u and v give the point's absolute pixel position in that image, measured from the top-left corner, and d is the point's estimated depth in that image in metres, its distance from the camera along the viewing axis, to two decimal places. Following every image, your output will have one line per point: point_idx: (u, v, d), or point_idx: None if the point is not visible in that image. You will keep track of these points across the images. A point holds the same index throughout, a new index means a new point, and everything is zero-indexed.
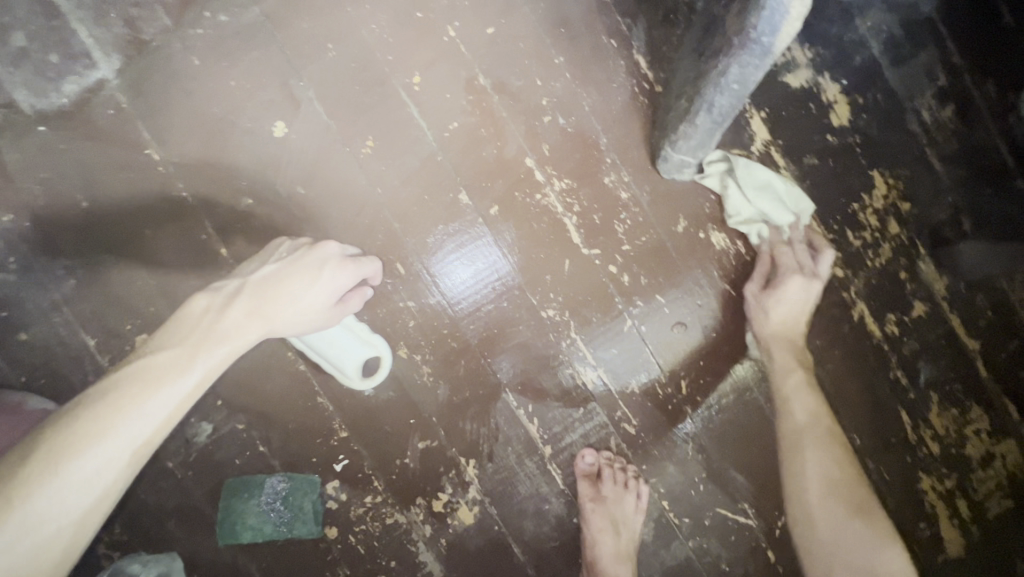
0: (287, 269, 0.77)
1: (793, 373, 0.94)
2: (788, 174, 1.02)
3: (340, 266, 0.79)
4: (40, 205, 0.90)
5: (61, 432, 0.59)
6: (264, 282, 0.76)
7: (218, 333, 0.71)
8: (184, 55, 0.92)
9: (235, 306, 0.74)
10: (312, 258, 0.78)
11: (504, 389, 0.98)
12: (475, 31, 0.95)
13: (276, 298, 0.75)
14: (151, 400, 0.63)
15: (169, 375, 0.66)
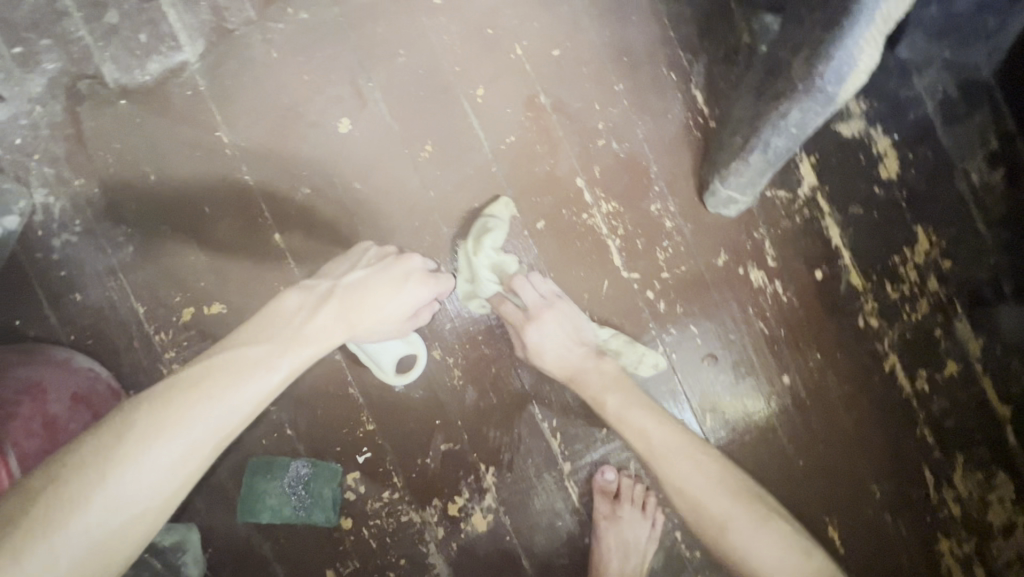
0: (376, 277, 0.76)
1: (682, 372, 0.96)
2: (832, 220, 1.03)
3: (422, 280, 0.78)
4: (108, 173, 0.94)
5: (149, 418, 0.59)
6: (354, 287, 0.75)
7: (308, 337, 0.70)
8: (262, 46, 0.95)
9: (324, 309, 0.73)
10: (400, 269, 0.78)
11: (530, 401, 1.00)
12: (542, 51, 0.99)
13: (364, 305, 0.74)
14: (238, 397, 0.63)
15: (256, 374, 0.65)
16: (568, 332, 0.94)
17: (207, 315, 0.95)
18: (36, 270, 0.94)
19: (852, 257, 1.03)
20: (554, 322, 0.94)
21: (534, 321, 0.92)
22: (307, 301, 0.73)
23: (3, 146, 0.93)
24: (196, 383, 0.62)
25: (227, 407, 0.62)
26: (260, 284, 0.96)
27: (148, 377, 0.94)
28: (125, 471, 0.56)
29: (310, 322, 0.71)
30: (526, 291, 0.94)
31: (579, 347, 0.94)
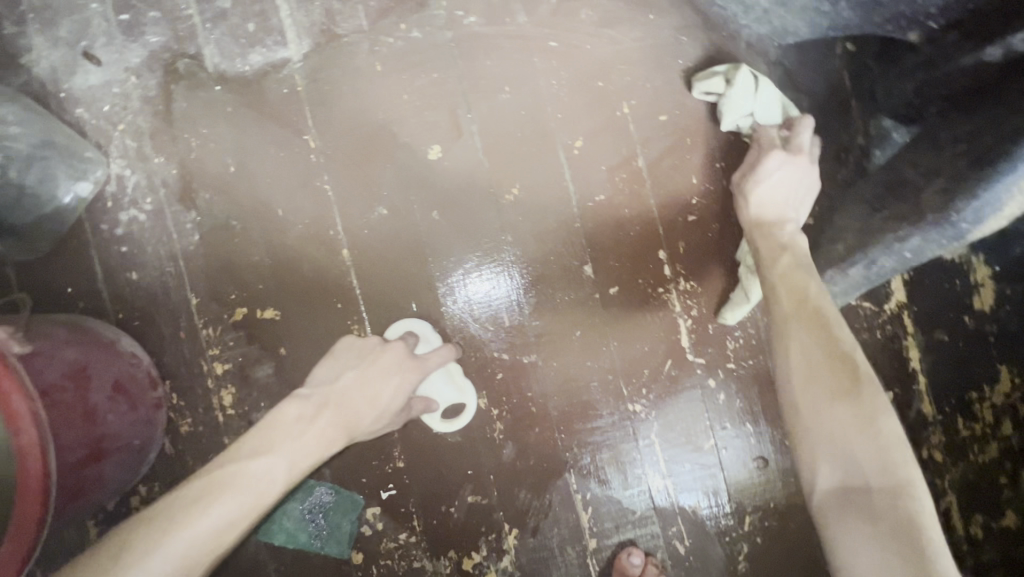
0: (367, 375, 0.77)
1: (780, 256, 0.79)
2: (914, 342, 0.98)
3: (412, 369, 0.79)
4: (189, 156, 0.92)
5: (142, 536, 0.58)
6: (348, 394, 0.76)
7: (303, 445, 0.70)
8: (368, 57, 0.93)
9: (323, 414, 0.73)
10: (389, 362, 0.79)
11: (568, 468, 0.96)
12: (649, 113, 0.95)
13: (358, 410, 0.75)
14: (230, 510, 0.63)
15: (254, 490, 0.65)
16: (794, 195, 0.84)
17: (259, 319, 0.92)
18: (99, 241, 0.91)
19: (927, 384, 0.98)
20: (792, 173, 0.84)
21: (764, 171, 0.85)
22: (305, 410, 0.73)
23: (92, 111, 0.91)
24: (190, 505, 0.62)
25: (223, 526, 0.62)
26: (319, 297, 0.93)
27: (189, 371, 0.92)
28: None
29: (306, 430, 0.71)
30: (803, 128, 0.86)
31: (792, 210, 0.84)
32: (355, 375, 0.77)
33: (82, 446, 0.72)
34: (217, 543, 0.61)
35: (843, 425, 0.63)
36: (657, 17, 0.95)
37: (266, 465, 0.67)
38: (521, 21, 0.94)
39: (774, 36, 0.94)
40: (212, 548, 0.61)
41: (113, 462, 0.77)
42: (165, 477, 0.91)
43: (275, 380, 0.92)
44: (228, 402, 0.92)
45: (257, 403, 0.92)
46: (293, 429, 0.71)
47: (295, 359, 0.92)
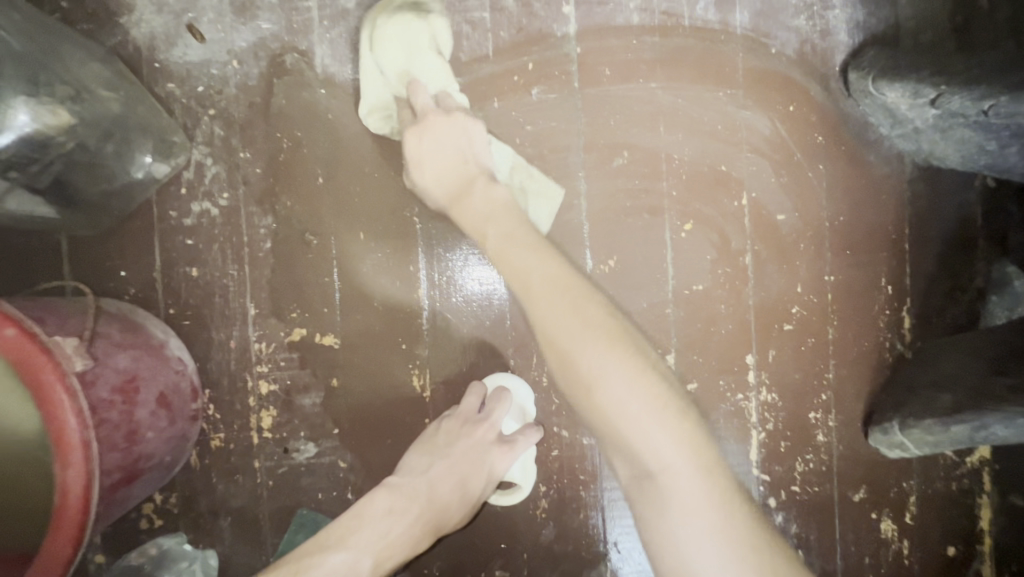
0: (457, 464, 0.71)
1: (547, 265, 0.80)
2: (987, 501, 0.92)
3: (500, 456, 0.73)
4: (277, 158, 0.85)
5: None
6: (441, 482, 0.71)
7: (390, 541, 0.67)
8: (486, 91, 0.86)
9: (411, 509, 0.69)
10: (477, 447, 0.73)
11: (605, 562, 0.90)
12: (767, 210, 0.89)
13: (448, 497, 0.70)
14: None
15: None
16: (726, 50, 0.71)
17: (317, 344, 0.86)
18: (164, 229, 0.85)
19: (993, 546, 0.92)
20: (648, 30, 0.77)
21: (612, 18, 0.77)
22: (394, 502, 0.69)
23: (184, 89, 0.84)
24: None
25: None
26: (383, 333, 0.87)
27: (232, 383, 0.85)
28: None
29: (393, 525, 0.68)
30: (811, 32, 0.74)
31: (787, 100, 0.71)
32: (448, 462, 0.71)
33: (121, 467, 0.66)
34: None
35: (611, 367, 0.78)
36: (797, 109, 0.88)
37: (349, 561, 0.63)
38: (655, 86, 0.87)
39: (917, 155, 0.88)
40: None
41: (144, 480, 0.72)
42: (187, 489, 0.86)
43: (320, 411, 0.86)
44: (266, 424, 0.86)
45: (298, 432, 0.86)
46: (382, 520, 0.67)
47: (345, 393, 0.86)
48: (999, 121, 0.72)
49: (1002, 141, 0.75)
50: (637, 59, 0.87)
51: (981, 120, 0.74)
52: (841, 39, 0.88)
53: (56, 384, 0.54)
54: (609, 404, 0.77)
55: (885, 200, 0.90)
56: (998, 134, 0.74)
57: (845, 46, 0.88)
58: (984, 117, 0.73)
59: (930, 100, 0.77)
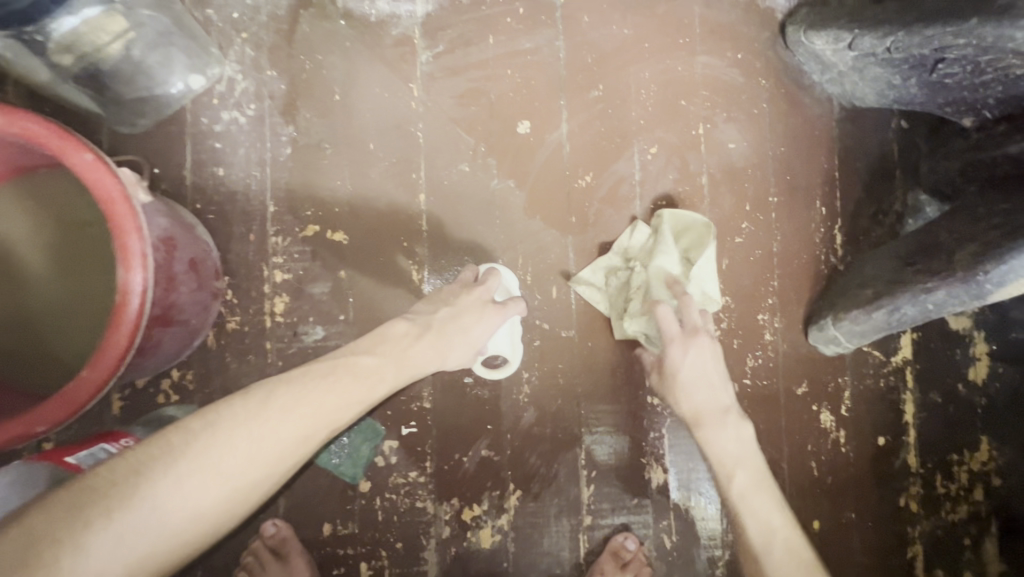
0: (457, 311, 0.82)
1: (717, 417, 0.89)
2: (910, 398, 1.06)
3: (496, 311, 0.83)
4: (300, 77, 0.98)
5: (275, 383, 0.67)
6: (447, 321, 0.81)
7: (410, 358, 0.76)
8: (484, 28, 1.01)
9: (427, 338, 0.78)
10: (472, 300, 0.84)
11: (580, 444, 1.00)
12: (720, 140, 1.05)
13: (454, 338, 0.80)
14: (342, 387, 0.70)
15: (366, 383, 0.72)
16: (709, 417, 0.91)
17: (328, 240, 0.97)
18: (195, 133, 0.96)
19: (915, 437, 1.06)
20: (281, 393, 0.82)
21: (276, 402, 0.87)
22: (412, 328, 0.78)
23: (220, 15, 0.97)
24: (308, 383, 0.68)
25: (342, 407, 0.69)
26: (387, 232, 0.98)
27: (249, 272, 0.96)
28: (248, 421, 0.63)
29: (412, 344, 0.77)
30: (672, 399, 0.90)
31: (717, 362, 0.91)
32: (451, 309, 0.82)
33: (161, 308, 0.76)
34: (310, 422, 0.66)
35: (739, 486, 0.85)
36: (744, 56, 1.05)
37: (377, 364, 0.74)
38: (626, 33, 1.03)
39: (842, 97, 1.05)
40: (305, 427, 0.66)
41: (174, 332, 0.81)
42: (201, 367, 0.94)
43: (328, 299, 0.96)
44: (278, 309, 0.96)
45: (307, 317, 0.96)
46: (402, 340, 0.77)
47: (351, 284, 0.97)
48: (900, 56, 0.88)
49: (904, 75, 0.92)
50: (611, 9, 1.04)
51: (887, 58, 0.91)
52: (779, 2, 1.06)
53: (124, 205, 0.64)
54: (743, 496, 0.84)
55: (819, 136, 1.06)
56: (901, 69, 0.91)
57: (783, 7, 1.06)
58: (888, 54, 0.90)
59: (848, 45, 0.94)
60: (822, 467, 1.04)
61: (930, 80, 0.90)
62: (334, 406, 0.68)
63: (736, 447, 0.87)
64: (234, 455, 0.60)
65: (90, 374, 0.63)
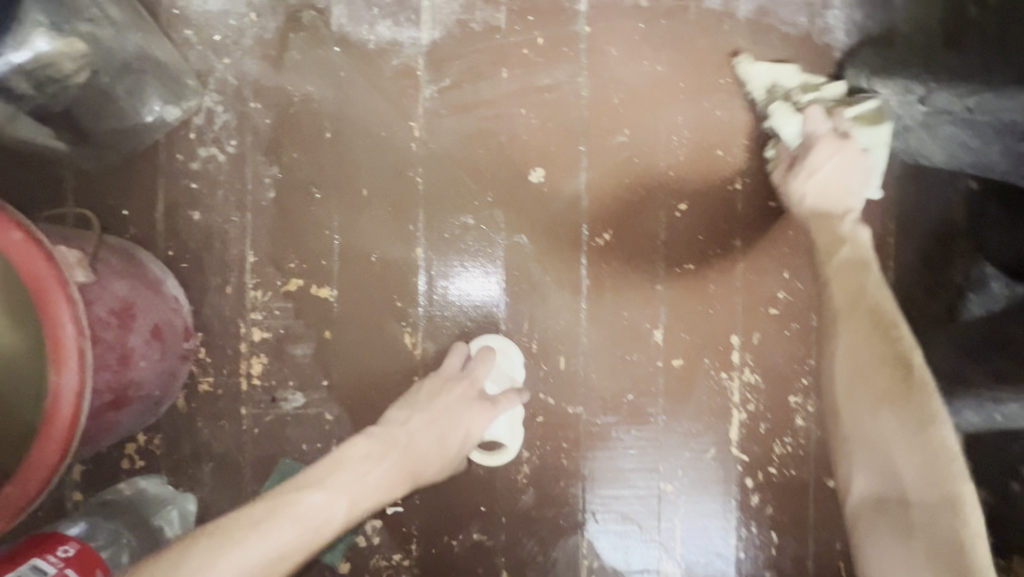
0: (433, 418, 0.80)
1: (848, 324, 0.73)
2: None
3: (479, 412, 0.81)
4: (287, 111, 0.87)
5: (205, 534, 0.62)
6: (418, 432, 0.79)
7: (365, 485, 0.73)
8: (496, 60, 0.89)
9: (387, 462, 0.75)
10: (448, 402, 0.81)
11: (583, 531, 0.91)
12: (759, 197, 0.92)
13: (426, 451, 0.78)
14: (280, 532, 0.64)
15: (309, 525, 0.67)
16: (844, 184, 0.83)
17: (313, 296, 0.87)
18: (169, 172, 0.86)
19: None
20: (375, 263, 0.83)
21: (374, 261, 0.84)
22: (373, 448, 0.76)
23: (200, 37, 0.86)
24: (242, 532, 0.63)
25: (275, 558, 0.63)
26: (379, 289, 0.88)
27: (224, 328, 0.86)
28: None
29: (370, 470, 0.74)
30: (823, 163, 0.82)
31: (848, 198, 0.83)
32: (427, 414, 0.80)
33: (113, 392, 0.67)
34: None
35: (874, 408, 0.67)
36: None
37: (325, 500, 0.69)
38: (658, 70, 0.91)
39: (905, 152, 0.91)
40: None
41: (131, 410, 0.72)
42: (170, 431, 0.86)
43: (311, 362, 0.87)
44: (256, 371, 0.87)
45: (286, 380, 0.87)
46: (359, 466, 0.74)
47: (337, 345, 0.87)
48: (984, 118, 0.75)
49: (985, 140, 0.78)
50: (643, 42, 0.91)
51: (966, 118, 0.77)
52: (838, 39, 0.92)
53: (59, 292, 0.55)
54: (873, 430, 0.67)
55: (874, 196, 0.93)
56: (983, 133, 0.77)
57: (842, 45, 0.92)
58: (969, 115, 0.77)
59: (920, 98, 0.81)
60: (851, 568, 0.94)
61: (1018, 150, 0.75)
62: (266, 558, 0.62)
63: (873, 379, 0.69)
64: None
65: (14, 490, 0.54)
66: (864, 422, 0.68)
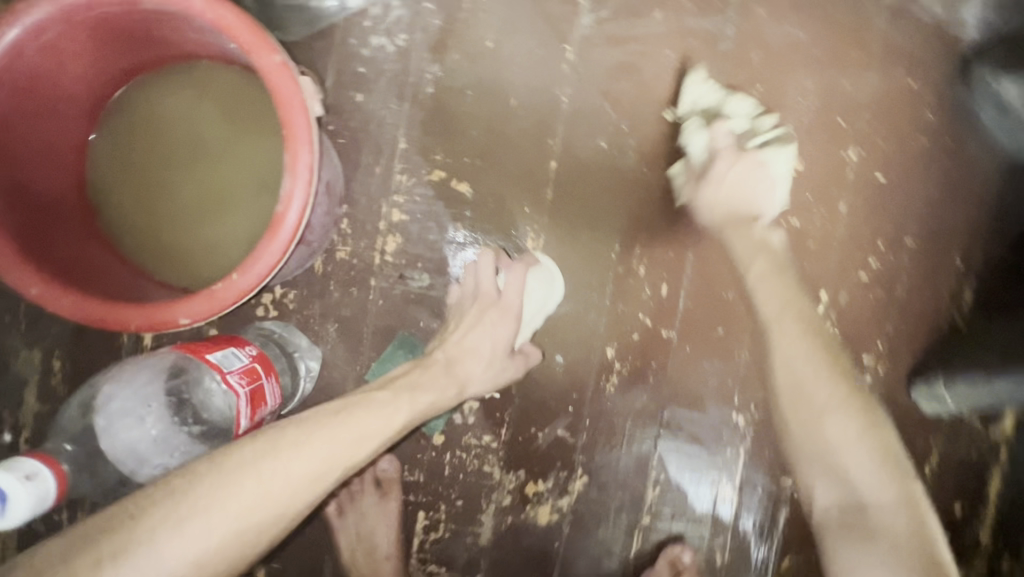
0: (466, 327, 0.87)
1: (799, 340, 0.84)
2: (999, 474, 1.00)
3: (497, 317, 0.87)
4: (457, 15, 0.94)
5: (322, 412, 0.72)
6: (457, 347, 0.85)
7: (437, 383, 0.81)
8: (653, 2, 0.96)
9: (439, 368, 0.83)
10: (472, 311, 0.87)
11: (655, 446, 0.99)
12: (869, 169, 0.99)
13: (467, 361, 0.85)
14: (375, 417, 0.73)
15: (396, 407, 0.76)
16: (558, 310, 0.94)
17: (452, 189, 0.95)
18: (342, 53, 0.93)
19: (995, 515, 1.00)
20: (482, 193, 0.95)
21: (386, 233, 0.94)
22: (428, 363, 0.83)
23: None
24: (352, 413, 0.73)
25: (383, 430, 0.74)
26: (512, 194, 0.95)
27: (368, 205, 0.94)
28: (306, 441, 0.68)
29: (427, 377, 0.81)
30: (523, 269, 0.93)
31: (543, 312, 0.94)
32: (460, 331, 0.86)
33: None
34: (349, 449, 0.70)
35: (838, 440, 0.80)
36: (916, 86, 0.99)
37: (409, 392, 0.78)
38: (799, 36, 0.97)
39: (1012, 150, 0.97)
40: (347, 452, 0.70)
41: (297, 250, 0.81)
42: (304, 289, 0.94)
43: (441, 248, 0.95)
44: (389, 248, 0.95)
45: (416, 262, 0.95)
46: (435, 369, 0.82)
47: (465, 238, 0.95)
48: None
49: None
50: (790, 7, 0.97)
51: None
52: (969, 34, 0.98)
53: (301, 116, 0.62)
54: (833, 440, 0.80)
55: (975, 186, 1.00)
56: None
57: (972, 42, 0.98)
58: None
59: None
60: None
61: None
62: (374, 427, 0.73)
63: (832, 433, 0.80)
64: (290, 462, 0.66)
65: (242, 278, 0.63)
66: (817, 431, 0.81)
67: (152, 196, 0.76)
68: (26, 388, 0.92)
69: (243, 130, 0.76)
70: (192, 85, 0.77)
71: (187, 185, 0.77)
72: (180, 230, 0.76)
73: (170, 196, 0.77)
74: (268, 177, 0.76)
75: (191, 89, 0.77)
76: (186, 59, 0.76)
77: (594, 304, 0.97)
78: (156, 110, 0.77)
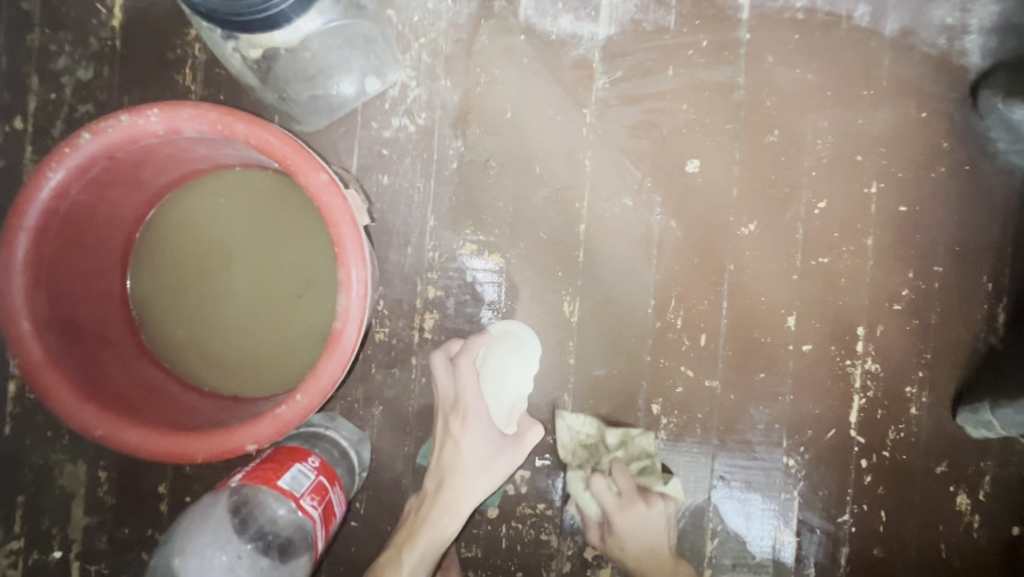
0: (444, 441, 0.87)
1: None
2: None
3: (464, 424, 0.86)
4: (474, 90, 0.95)
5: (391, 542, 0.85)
6: (447, 461, 0.86)
7: (467, 485, 0.84)
8: (665, 58, 0.97)
9: (448, 479, 0.85)
10: (443, 424, 0.88)
11: (709, 497, 0.99)
12: (891, 202, 1.00)
13: (457, 470, 0.85)
14: (426, 534, 0.83)
15: (440, 521, 0.84)
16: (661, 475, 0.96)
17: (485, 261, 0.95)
18: (364, 138, 0.94)
19: None
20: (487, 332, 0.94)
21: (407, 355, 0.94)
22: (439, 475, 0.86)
23: (400, 17, 0.94)
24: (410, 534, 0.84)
25: (435, 543, 0.83)
26: (545, 260, 0.96)
27: (403, 284, 0.94)
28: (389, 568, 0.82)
29: (447, 488, 0.85)
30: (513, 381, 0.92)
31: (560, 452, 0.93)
32: (438, 447, 0.87)
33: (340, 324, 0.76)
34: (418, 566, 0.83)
35: None
36: (928, 116, 1.00)
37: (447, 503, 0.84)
38: (809, 78, 0.99)
39: None
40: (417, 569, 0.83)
41: None
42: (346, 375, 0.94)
43: (479, 321, 0.95)
44: (427, 325, 0.94)
45: (455, 336, 0.95)
46: (459, 467, 0.85)
47: (502, 308, 0.95)
48: None
49: None
50: (798, 51, 0.99)
51: None
52: (974, 61, 1.00)
53: (351, 232, 0.63)
54: None
55: (996, 208, 1.01)
56: None
57: (978, 68, 1.00)
58: None
59: None
60: (952, 550, 1.00)
61: None
62: (427, 543, 0.83)
63: None
64: None
65: (306, 399, 0.63)
66: None
67: (197, 310, 0.77)
68: (72, 501, 0.90)
69: (281, 235, 0.77)
70: (224, 193, 0.77)
71: (230, 294, 0.77)
72: (228, 340, 0.77)
73: (214, 308, 0.77)
74: (312, 279, 0.77)
75: (223, 197, 0.77)
76: (220, 168, 0.76)
77: (635, 361, 0.97)
78: (191, 221, 0.77)
